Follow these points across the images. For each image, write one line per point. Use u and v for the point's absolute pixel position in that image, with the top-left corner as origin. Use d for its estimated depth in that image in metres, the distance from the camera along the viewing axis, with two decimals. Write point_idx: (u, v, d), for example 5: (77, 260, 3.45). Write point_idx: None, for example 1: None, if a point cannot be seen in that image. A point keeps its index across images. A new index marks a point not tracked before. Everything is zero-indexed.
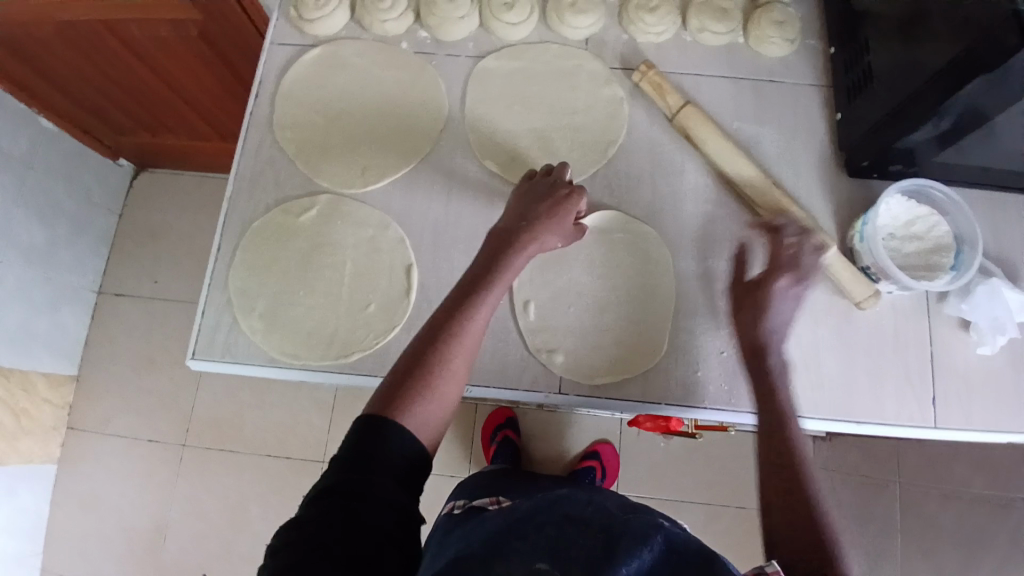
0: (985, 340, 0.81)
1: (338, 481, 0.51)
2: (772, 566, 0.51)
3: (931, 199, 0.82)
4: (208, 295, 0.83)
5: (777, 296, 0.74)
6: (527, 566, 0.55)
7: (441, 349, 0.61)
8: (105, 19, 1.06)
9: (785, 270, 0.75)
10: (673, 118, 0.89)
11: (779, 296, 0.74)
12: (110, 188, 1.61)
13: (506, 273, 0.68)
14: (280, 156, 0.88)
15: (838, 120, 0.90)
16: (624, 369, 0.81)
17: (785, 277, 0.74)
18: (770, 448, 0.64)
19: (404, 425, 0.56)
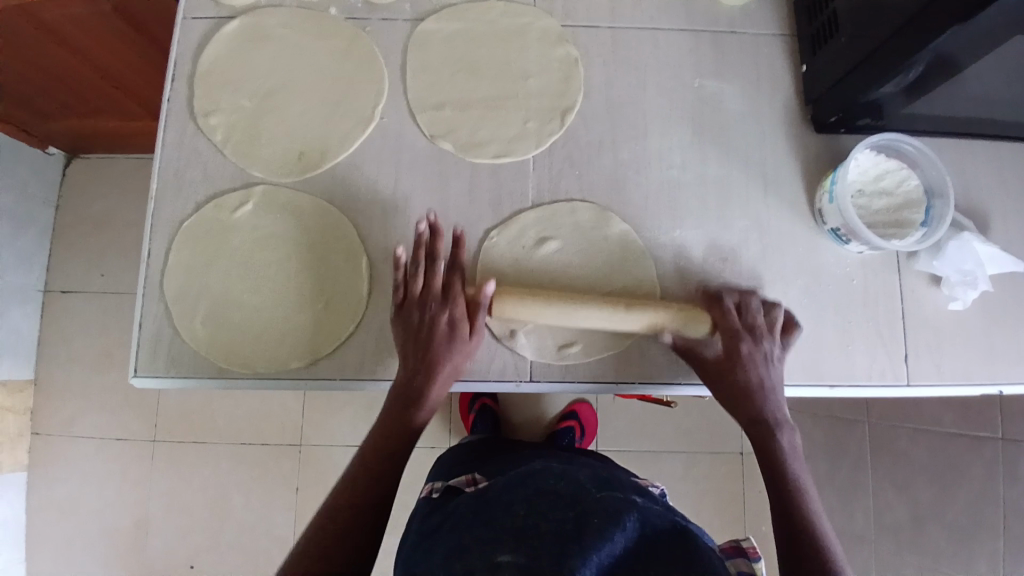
0: (956, 294, 0.79)
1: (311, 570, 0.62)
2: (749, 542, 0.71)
3: (899, 152, 0.78)
4: (144, 306, 0.76)
5: (757, 360, 0.72)
6: (491, 560, 0.57)
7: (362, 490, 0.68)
8: (12, 4, 0.94)
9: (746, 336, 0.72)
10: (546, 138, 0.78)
11: (759, 360, 0.72)
12: (42, 179, 1.49)
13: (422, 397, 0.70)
14: (206, 146, 0.80)
15: (803, 72, 0.85)
16: (565, 339, 0.77)
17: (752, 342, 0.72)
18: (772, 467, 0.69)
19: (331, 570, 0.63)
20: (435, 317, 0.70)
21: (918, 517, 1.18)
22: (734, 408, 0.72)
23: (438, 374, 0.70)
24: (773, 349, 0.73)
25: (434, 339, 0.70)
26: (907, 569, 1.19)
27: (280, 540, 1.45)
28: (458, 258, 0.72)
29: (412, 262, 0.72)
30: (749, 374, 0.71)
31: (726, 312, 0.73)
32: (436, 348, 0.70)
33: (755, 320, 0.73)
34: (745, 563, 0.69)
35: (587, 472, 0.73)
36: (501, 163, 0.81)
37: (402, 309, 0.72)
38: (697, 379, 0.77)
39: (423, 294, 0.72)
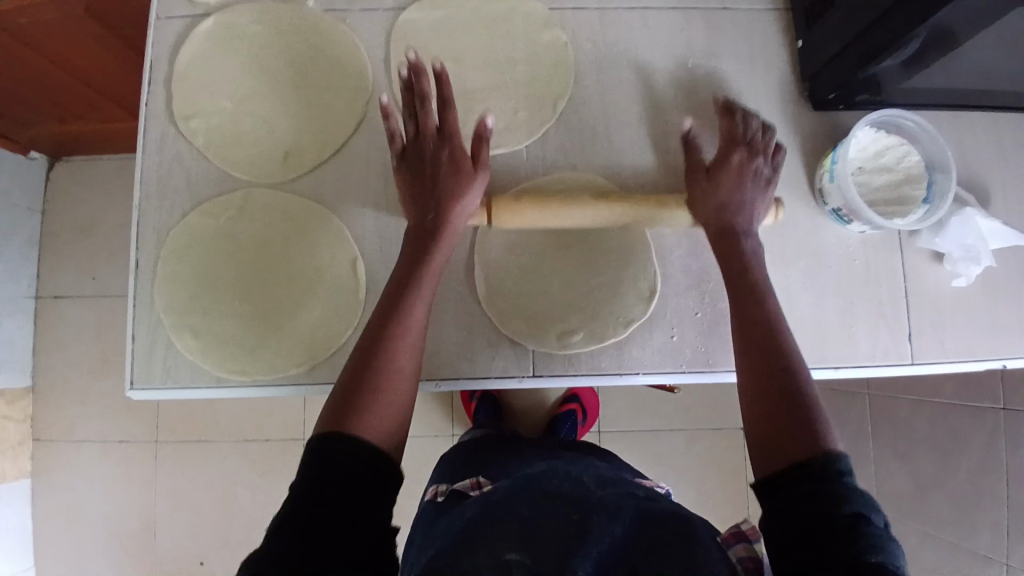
0: (959, 270, 0.78)
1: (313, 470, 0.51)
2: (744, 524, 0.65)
3: (899, 128, 0.77)
4: (136, 319, 0.75)
5: (750, 173, 0.72)
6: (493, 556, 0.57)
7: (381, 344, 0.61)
8: None
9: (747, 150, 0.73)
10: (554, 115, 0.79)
11: (755, 175, 0.72)
12: (26, 185, 1.46)
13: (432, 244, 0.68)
14: (188, 151, 0.78)
15: (799, 47, 0.82)
16: (566, 330, 0.76)
17: (750, 154, 0.73)
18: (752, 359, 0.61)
19: (358, 428, 0.55)
20: (436, 159, 0.69)
21: (919, 487, 1.19)
22: (721, 237, 0.70)
23: (454, 221, 0.69)
24: (766, 166, 0.73)
25: (438, 175, 0.69)
26: (910, 538, 1.21)
27: None
28: (446, 90, 0.70)
29: (405, 109, 0.71)
30: (742, 193, 0.71)
31: (735, 122, 0.74)
32: (441, 184, 0.69)
33: (756, 137, 0.74)
34: (747, 548, 0.63)
35: (590, 473, 0.73)
36: (493, 155, 0.79)
37: (402, 155, 0.71)
38: (701, 367, 0.76)
39: (423, 140, 0.70)
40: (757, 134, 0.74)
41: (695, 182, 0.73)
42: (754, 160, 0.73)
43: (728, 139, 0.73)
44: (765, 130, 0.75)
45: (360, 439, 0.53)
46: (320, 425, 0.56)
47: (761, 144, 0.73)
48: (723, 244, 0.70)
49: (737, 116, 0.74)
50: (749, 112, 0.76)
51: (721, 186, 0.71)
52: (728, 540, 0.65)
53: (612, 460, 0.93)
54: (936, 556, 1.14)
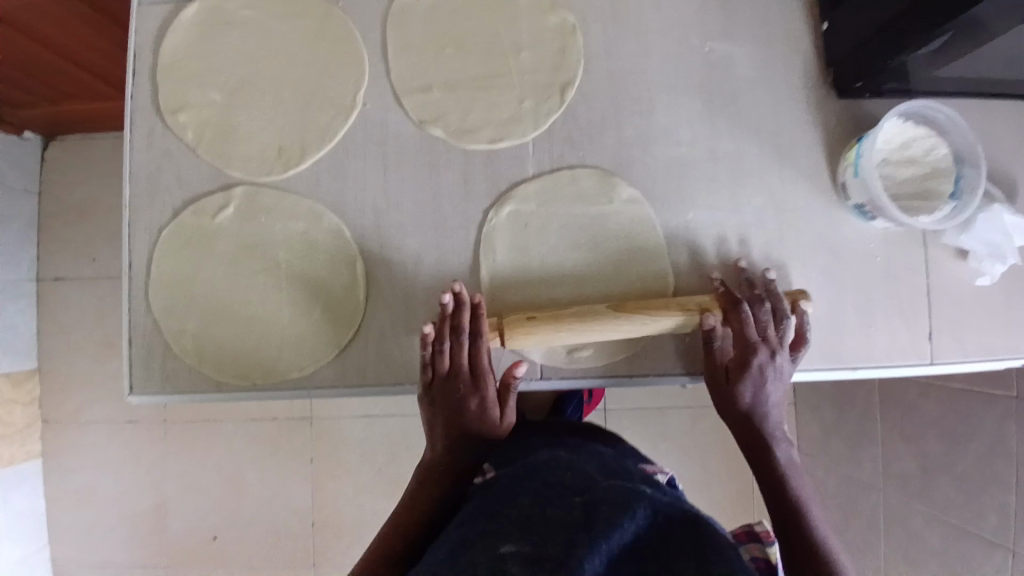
0: (983, 269, 0.75)
1: None
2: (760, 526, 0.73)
3: (930, 119, 0.72)
4: (132, 323, 0.73)
5: (772, 377, 0.68)
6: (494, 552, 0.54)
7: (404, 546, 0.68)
8: None
9: (764, 350, 0.67)
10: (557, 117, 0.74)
11: (774, 379, 0.68)
12: (19, 166, 1.42)
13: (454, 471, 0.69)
14: (177, 145, 0.74)
15: (825, 29, 0.77)
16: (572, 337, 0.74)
17: (767, 357, 0.67)
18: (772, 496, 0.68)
19: None
20: (466, 404, 0.69)
21: (926, 472, 1.18)
22: (746, 446, 0.70)
23: (478, 446, 0.69)
24: (787, 364, 0.69)
25: (466, 416, 0.69)
26: (915, 519, 1.21)
27: (297, 512, 1.48)
28: (479, 327, 0.68)
29: (437, 340, 0.67)
30: (761, 389, 0.68)
31: (745, 323, 0.67)
32: (471, 421, 0.69)
33: (771, 334, 0.68)
34: (759, 548, 0.70)
35: (596, 465, 0.71)
36: (497, 148, 0.75)
37: (431, 391, 0.70)
38: None
39: (453, 375, 0.68)
40: (785, 331, 0.68)
41: (715, 385, 0.69)
42: (770, 361, 0.68)
43: (743, 345, 0.67)
44: (781, 320, 0.68)
45: None
46: None
47: (779, 343, 0.68)
48: (743, 436, 0.71)
49: (745, 310, 0.67)
50: (772, 295, 0.69)
51: (745, 390, 0.68)
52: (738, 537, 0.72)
53: (619, 444, 0.93)
54: (941, 539, 1.14)
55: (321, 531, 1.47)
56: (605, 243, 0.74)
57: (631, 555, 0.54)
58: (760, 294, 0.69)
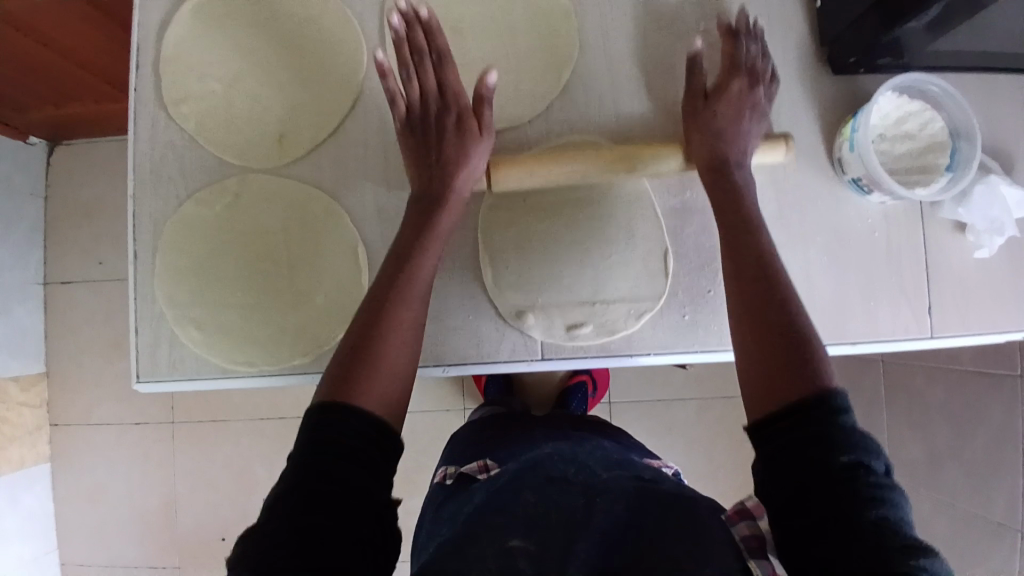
0: (983, 242, 0.75)
1: (295, 478, 0.47)
2: (750, 500, 0.56)
3: (924, 94, 0.73)
4: (138, 312, 0.74)
5: (740, 98, 0.69)
6: (501, 544, 0.55)
7: (377, 298, 0.60)
8: None
9: (738, 74, 0.70)
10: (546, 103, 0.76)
11: (742, 98, 0.70)
12: (26, 170, 1.44)
13: (432, 220, 0.66)
14: (180, 137, 0.75)
15: (819, 7, 0.77)
16: (575, 316, 0.74)
17: (740, 81, 0.70)
18: (742, 295, 0.59)
19: (355, 400, 0.53)
20: (442, 131, 0.68)
21: (934, 455, 1.17)
22: (715, 167, 0.67)
23: (460, 170, 0.68)
24: (761, 95, 0.71)
25: (438, 139, 0.68)
26: (923, 503, 1.20)
27: None
28: (438, 45, 0.66)
29: (401, 67, 0.67)
30: (731, 110, 0.69)
31: (739, 47, 0.72)
32: (445, 150, 0.68)
33: (755, 62, 0.72)
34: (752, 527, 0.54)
35: (598, 455, 0.72)
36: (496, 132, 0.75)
37: (402, 116, 0.69)
38: (716, 346, 0.74)
39: (427, 102, 0.68)
40: (756, 62, 0.72)
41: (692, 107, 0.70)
42: (742, 87, 0.70)
43: (729, 61, 0.71)
44: (761, 54, 0.73)
45: (344, 413, 0.51)
46: (316, 396, 0.54)
47: (755, 73, 0.71)
48: (714, 169, 0.67)
49: (738, 40, 0.72)
50: (757, 36, 0.73)
51: (717, 113, 0.69)
52: (730, 517, 0.56)
53: (623, 438, 0.92)
54: (949, 522, 1.14)
55: None
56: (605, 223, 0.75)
57: (631, 541, 0.54)
58: (748, 31, 0.73)
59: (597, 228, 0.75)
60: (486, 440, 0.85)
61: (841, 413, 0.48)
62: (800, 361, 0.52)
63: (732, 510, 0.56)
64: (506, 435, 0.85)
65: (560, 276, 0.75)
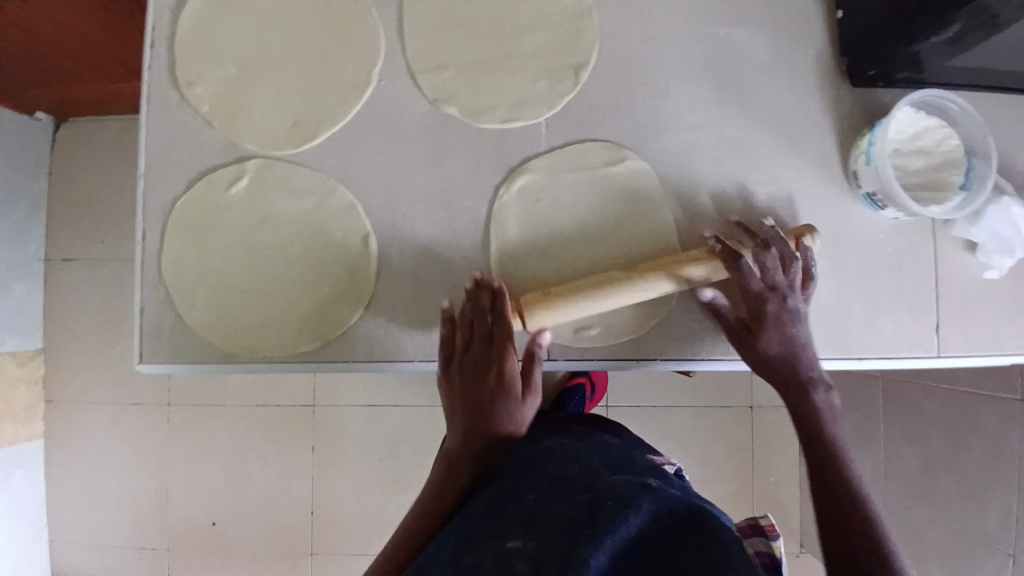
0: (991, 262, 0.75)
1: None
2: (765, 519, 0.65)
3: (942, 110, 0.72)
4: (142, 292, 0.73)
5: (789, 321, 0.68)
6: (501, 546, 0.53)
7: None
8: None
9: (771, 298, 0.68)
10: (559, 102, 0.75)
11: (793, 320, 0.68)
12: (30, 146, 1.43)
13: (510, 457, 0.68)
14: (192, 118, 0.74)
15: (840, 18, 0.77)
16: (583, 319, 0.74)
17: (773, 303, 0.68)
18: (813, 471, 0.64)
19: None
20: (497, 394, 0.68)
21: (928, 473, 1.17)
22: (783, 390, 0.69)
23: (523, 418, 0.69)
24: (802, 303, 0.69)
25: (492, 397, 0.68)
26: (915, 521, 1.20)
27: (297, 499, 1.48)
28: (500, 312, 0.68)
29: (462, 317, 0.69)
30: (789, 340, 0.68)
31: (744, 274, 0.67)
32: (496, 400, 0.68)
33: (775, 279, 0.68)
34: (764, 543, 0.63)
35: (600, 453, 0.71)
36: (510, 128, 0.75)
37: (450, 366, 0.70)
38: (719, 354, 0.74)
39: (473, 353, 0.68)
40: (778, 279, 0.68)
41: (741, 342, 0.70)
42: (785, 306, 0.68)
43: (746, 296, 0.68)
44: (784, 263, 0.68)
45: None
46: None
47: (784, 287, 0.68)
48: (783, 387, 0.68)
49: (753, 265, 0.68)
50: (778, 245, 0.69)
51: (770, 340, 0.68)
52: (743, 532, 0.65)
53: (625, 434, 0.92)
54: (941, 540, 1.14)
55: (321, 519, 1.48)
56: (615, 224, 0.75)
57: (639, 553, 0.54)
58: (765, 245, 0.68)
59: (607, 232, 0.74)
60: None
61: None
62: (854, 548, 0.58)
63: (745, 524, 0.66)
64: None
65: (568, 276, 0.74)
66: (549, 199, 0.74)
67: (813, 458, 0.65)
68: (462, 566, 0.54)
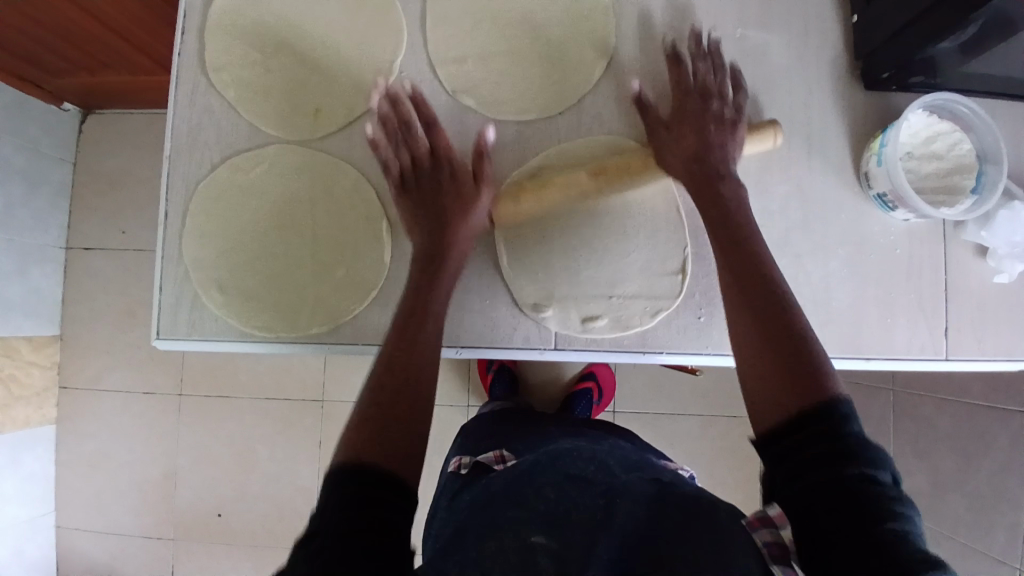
0: (1002, 267, 0.75)
1: (321, 526, 0.47)
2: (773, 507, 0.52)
3: (954, 114, 0.73)
4: (164, 270, 0.75)
5: (717, 114, 0.71)
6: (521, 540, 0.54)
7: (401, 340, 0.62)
8: None
9: (700, 93, 0.72)
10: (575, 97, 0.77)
11: (721, 117, 0.71)
12: (55, 136, 1.47)
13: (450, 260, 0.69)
14: (218, 103, 0.77)
15: (855, 22, 0.78)
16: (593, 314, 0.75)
17: (704, 100, 0.71)
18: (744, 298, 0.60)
19: (382, 463, 0.52)
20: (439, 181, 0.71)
21: (937, 488, 1.16)
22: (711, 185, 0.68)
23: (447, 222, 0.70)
24: (730, 108, 0.72)
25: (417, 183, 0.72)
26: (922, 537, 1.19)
27: (302, 492, 1.49)
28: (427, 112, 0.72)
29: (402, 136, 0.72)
30: (709, 138, 0.69)
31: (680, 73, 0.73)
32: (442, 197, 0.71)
33: (707, 80, 0.73)
34: (774, 535, 0.50)
35: (615, 454, 0.71)
36: (527, 122, 0.77)
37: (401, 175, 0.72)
38: (728, 351, 0.75)
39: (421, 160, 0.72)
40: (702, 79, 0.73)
41: (673, 138, 0.71)
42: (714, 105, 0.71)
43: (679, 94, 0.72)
44: (714, 70, 0.74)
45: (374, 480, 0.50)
46: (332, 462, 0.53)
47: (712, 88, 0.72)
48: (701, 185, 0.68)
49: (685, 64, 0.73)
50: (712, 53, 0.74)
51: (678, 140, 0.70)
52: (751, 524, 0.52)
53: (635, 439, 0.91)
54: (949, 556, 1.12)
55: None
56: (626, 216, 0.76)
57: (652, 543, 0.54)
58: (701, 52, 0.74)
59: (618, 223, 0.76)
60: (501, 434, 0.85)
61: (847, 421, 0.50)
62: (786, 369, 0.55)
63: (752, 516, 0.52)
64: (519, 430, 0.85)
65: (577, 267, 0.76)
66: None
67: (735, 281, 0.62)
68: (482, 552, 0.54)
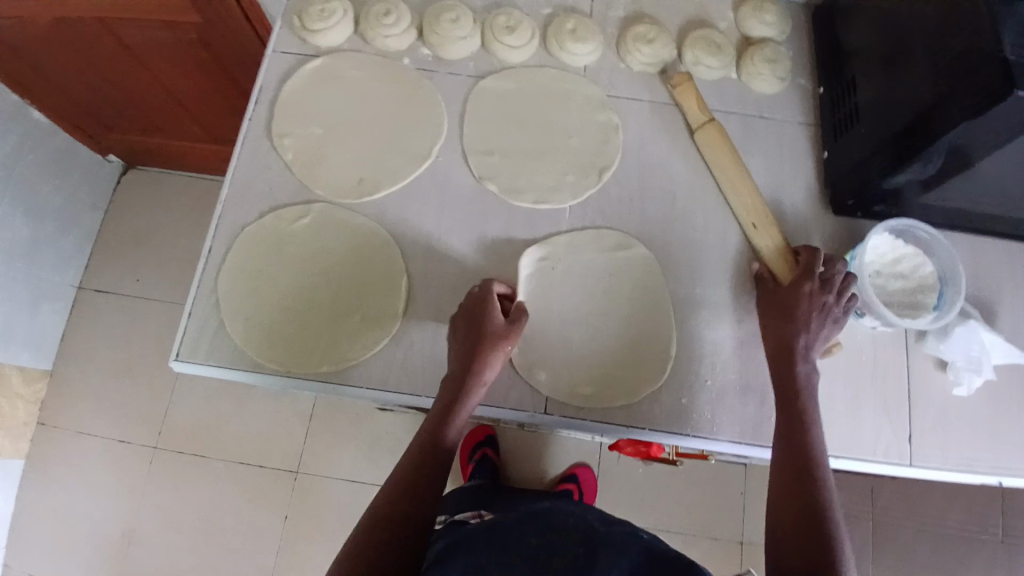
0: (961, 379, 0.82)
1: None
2: None
3: (917, 239, 0.84)
4: (196, 299, 0.82)
5: (815, 304, 0.76)
6: None
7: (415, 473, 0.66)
8: (103, 18, 1.05)
9: (814, 280, 0.77)
10: (584, 192, 0.89)
11: (817, 305, 0.75)
12: (98, 185, 1.60)
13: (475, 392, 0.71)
14: (275, 163, 0.88)
15: (824, 158, 0.92)
16: (587, 382, 0.81)
17: (811, 284, 0.77)
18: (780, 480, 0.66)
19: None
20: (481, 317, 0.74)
21: None
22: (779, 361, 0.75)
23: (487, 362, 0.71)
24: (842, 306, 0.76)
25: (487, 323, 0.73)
26: None
27: (262, 568, 1.42)
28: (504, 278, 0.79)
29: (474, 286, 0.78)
30: (800, 316, 0.75)
31: (812, 259, 0.79)
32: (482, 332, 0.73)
33: (830, 275, 0.78)
34: None
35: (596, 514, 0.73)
36: (541, 208, 0.88)
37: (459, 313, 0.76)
38: (705, 433, 0.80)
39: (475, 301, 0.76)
40: (837, 275, 0.77)
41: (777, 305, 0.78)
42: (821, 299, 0.76)
43: (802, 271, 0.78)
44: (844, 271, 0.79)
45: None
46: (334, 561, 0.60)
47: (830, 281, 0.77)
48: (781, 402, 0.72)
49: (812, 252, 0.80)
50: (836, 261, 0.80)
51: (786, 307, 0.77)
52: None
53: None
54: None
55: None
56: (620, 298, 0.84)
57: None
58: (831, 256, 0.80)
59: (614, 302, 0.84)
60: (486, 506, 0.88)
61: None
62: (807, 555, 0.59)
63: None
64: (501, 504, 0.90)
65: (574, 338, 0.82)
66: (565, 268, 0.85)
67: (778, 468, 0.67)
68: None
